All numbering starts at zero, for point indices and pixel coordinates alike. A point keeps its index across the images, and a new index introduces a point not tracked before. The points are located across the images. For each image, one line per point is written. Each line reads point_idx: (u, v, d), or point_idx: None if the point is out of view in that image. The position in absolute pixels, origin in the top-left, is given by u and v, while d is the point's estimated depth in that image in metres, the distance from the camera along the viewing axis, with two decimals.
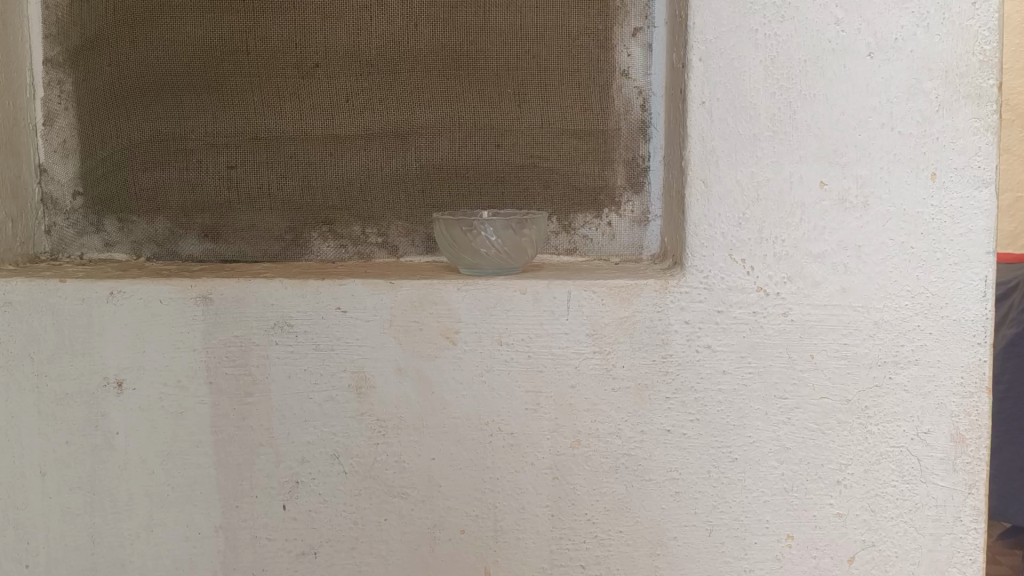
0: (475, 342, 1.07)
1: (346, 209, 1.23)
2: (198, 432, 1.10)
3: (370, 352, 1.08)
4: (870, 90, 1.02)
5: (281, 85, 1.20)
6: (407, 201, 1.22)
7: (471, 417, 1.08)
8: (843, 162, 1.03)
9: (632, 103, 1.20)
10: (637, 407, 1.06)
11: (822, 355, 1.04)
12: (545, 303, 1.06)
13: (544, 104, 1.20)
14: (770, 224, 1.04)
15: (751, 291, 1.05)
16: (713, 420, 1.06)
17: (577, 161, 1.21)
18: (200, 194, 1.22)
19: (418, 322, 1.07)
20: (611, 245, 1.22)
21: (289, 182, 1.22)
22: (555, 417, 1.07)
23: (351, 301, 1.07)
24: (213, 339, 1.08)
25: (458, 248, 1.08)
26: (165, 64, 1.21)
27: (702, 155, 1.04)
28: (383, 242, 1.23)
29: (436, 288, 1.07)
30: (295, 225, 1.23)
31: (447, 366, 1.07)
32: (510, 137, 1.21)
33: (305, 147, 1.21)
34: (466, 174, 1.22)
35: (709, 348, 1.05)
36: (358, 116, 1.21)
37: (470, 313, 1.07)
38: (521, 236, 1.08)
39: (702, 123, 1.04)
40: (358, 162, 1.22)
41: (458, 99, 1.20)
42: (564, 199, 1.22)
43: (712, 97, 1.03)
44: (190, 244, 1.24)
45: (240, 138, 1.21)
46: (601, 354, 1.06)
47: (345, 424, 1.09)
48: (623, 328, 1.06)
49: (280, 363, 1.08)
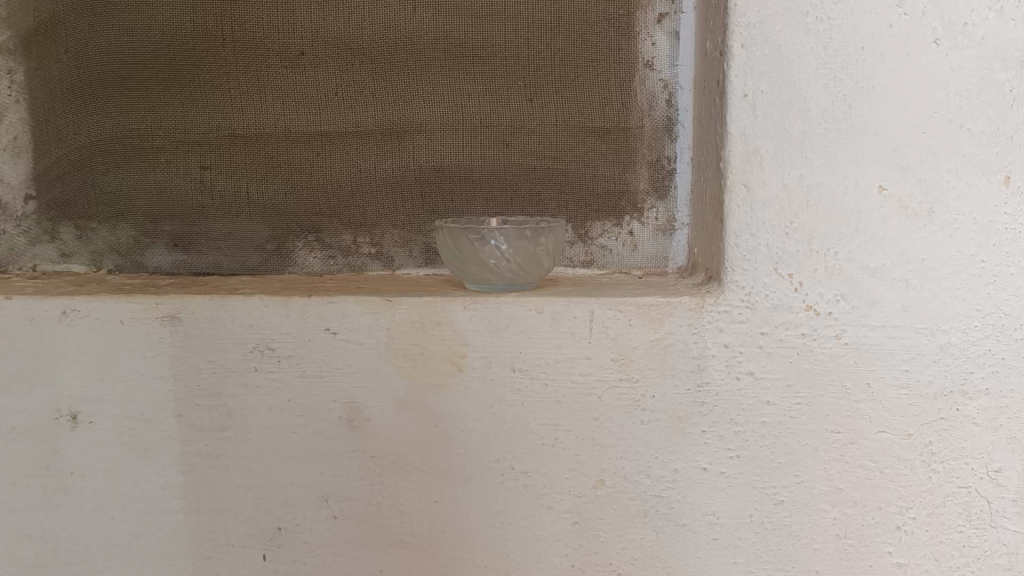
0: (485, 369, 0.94)
1: (335, 215, 1.09)
2: (165, 472, 0.96)
3: (364, 380, 0.94)
4: (935, 82, 0.90)
5: (261, 75, 1.07)
6: (404, 206, 1.09)
7: (479, 454, 0.95)
8: (904, 164, 0.90)
9: (658, 97, 1.07)
10: (670, 443, 0.94)
11: (879, 384, 0.92)
12: (564, 323, 0.93)
13: (558, 98, 1.07)
14: (821, 234, 0.91)
15: (799, 311, 0.92)
16: (756, 458, 0.94)
17: (595, 163, 1.08)
18: (169, 198, 1.08)
19: (418, 346, 0.93)
20: (632, 257, 1.09)
21: (269, 185, 1.08)
22: (576, 453, 0.94)
23: (342, 321, 0.94)
24: (182, 365, 0.94)
25: (464, 260, 0.95)
26: (127, 52, 1.07)
27: (745, 156, 0.91)
28: (376, 253, 1.10)
29: (439, 307, 0.93)
30: (277, 234, 1.09)
31: (452, 396, 0.94)
32: (520, 135, 1.07)
33: (288, 146, 1.07)
34: (470, 176, 1.08)
35: (752, 375, 0.93)
36: (349, 110, 1.07)
37: (479, 335, 0.93)
38: (537, 246, 0.94)
39: (744, 119, 0.91)
40: (348, 164, 1.08)
41: (461, 92, 1.07)
42: (581, 205, 1.08)
43: (757, 89, 0.90)
44: (157, 254, 1.09)
45: (214, 135, 1.07)
46: (629, 383, 0.93)
47: (335, 462, 0.95)
48: (654, 353, 0.93)
49: (260, 393, 0.94)
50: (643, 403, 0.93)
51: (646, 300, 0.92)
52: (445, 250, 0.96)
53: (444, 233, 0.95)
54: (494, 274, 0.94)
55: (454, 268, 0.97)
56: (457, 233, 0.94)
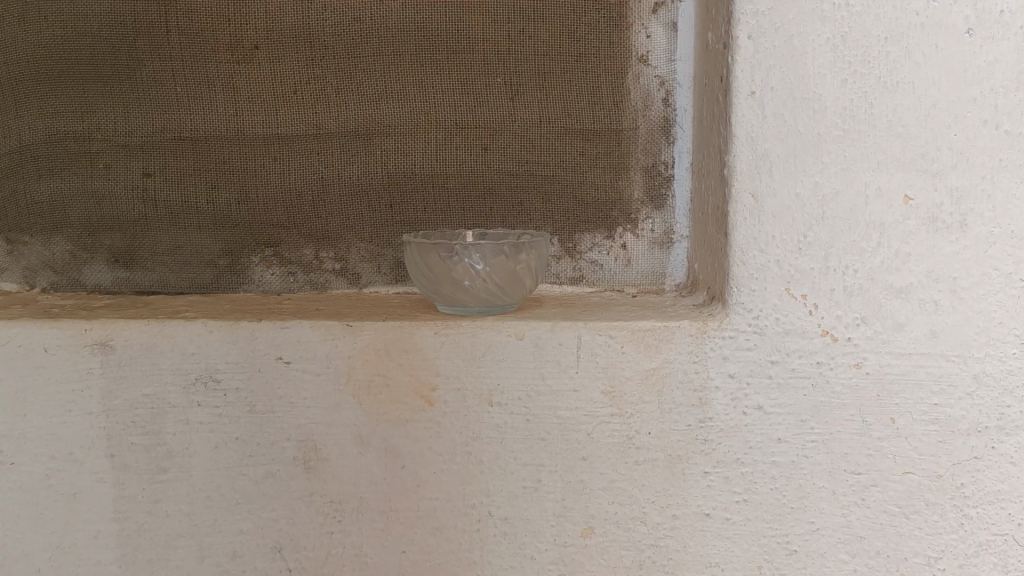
0: (459, 403, 0.83)
1: (294, 227, 0.98)
2: (97, 520, 0.84)
3: (322, 416, 0.83)
4: (968, 78, 0.79)
5: (211, 72, 0.96)
6: (371, 217, 0.97)
7: (453, 499, 0.84)
8: (933, 170, 0.80)
9: (654, 96, 0.96)
10: (668, 486, 0.83)
11: (904, 420, 0.82)
12: (548, 351, 0.82)
13: (542, 97, 0.96)
14: (838, 250, 0.81)
15: (814, 337, 0.81)
16: (765, 503, 0.83)
17: (584, 169, 0.97)
18: (108, 209, 0.97)
19: (383, 377, 0.82)
20: (625, 273, 0.99)
21: (221, 194, 0.97)
22: (562, 498, 0.83)
23: (297, 349, 0.82)
24: (115, 399, 0.83)
25: (435, 279, 0.84)
26: (60, 45, 0.95)
27: (752, 160, 0.80)
28: (341, 269, 0.99)
29: (406, 332, 0.82)
30: (230, 249, 0.98)
31: (422, 434, 0.83)
32: (500, 139, 0.96)
33: (242, 151, 0.96)
34: (445, 184, 0.97)
35: (760, 409, 0.82)
36: (309, 111, 0.96)
37: (452, 365, 0.82)
38: (517, 263, 0.83)
39: (751, 119, 0.80)
40: (309, 170, 0.97)
41: (434, 91, 0.96)
42: (568, 216, 0.98)
43: (765, 84, 0.79)
44: (97, 271, 0.98)
45: (159, 138, 0.96)
46: (621, 418, 0.82)
47: (289, 509, 0.84)
48: (649, 385, 0.82)
49: (203, 430, 0.83)
50: (638, 440, 0.82)
51: (640, 324, 0.81)
52: (413, 268, 0.85)
53: (413, 249, 0.84)
54: (467, 296, 0.83)
55: (423, 288, 0.86)
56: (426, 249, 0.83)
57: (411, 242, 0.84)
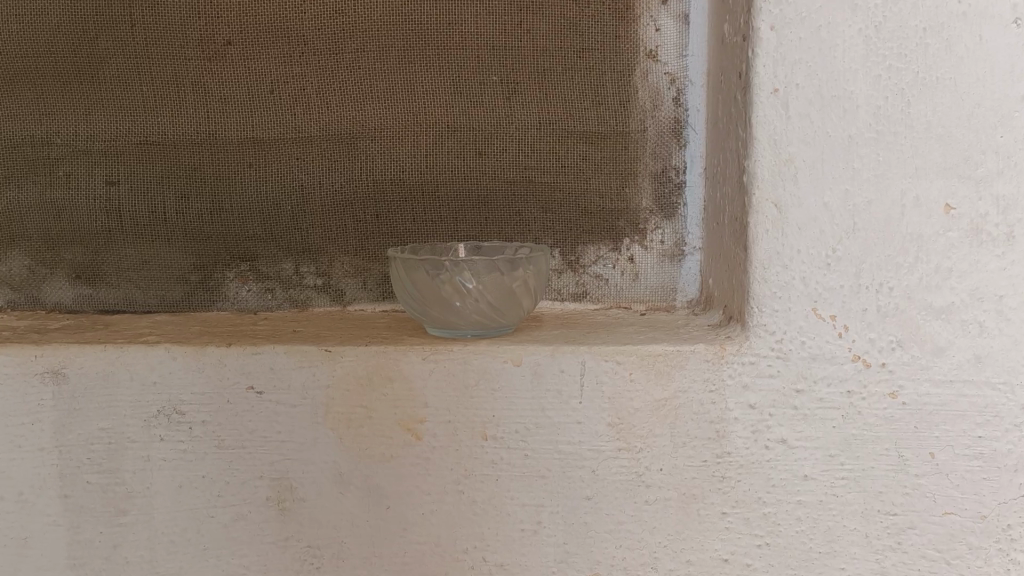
0: (449, 437, 0.74)
1: (272, 240, 0.90)
2: (52, 566, 0.77)
3: (297, 451, 0.75)
4: (1017, 73, 0.70)
5: (179, 71, 0.88)
6: (355, 229, 0.89)
7: (444, 542, 0.76)
8: (978, 176, 0.71)
9: (663, 94, 0.88)
10: (682, 528, 0.75)
11: (945, 454, 0.73)
12: (548, 379, 0.74)
13: (542, 96, 0.88)
14: (871, 266, 0.72)
15: (844, 363, 0.73)
16: (790, 546, 0.75)
17: (588, 175, 0.88)
18: (68, 220, 0.89)
19: (365, 408, 0.74)
20: (632, 289, 0.90)
21: (191, 204, 0.89)
22: (564, 541, 0.76)
23: (269, 378, 0.74)
24: (69, 434, 0.75)
25: (423, 300, 0.75)
26: (14, 41, 0.87)
27: (774, 167, 0.72)
28: (323, 285, 0.91)
29: (391, 358, 0.74)
30: (202, 263, 0.90)
31: (409, 471, 0.75)
32: (495, 142, 0.88)
33: (214, 156, 0.88)
34: (436, 192, 0.88)
35: (784, 443, 0.74)
36: (288, 112, 0.88)
37: (441, 395, 0.74)
38: (513, 280, 0.75)
39: (774, 120, 0.72)
40: (287, 177, 0.88)
41: (424, 90, 0.88)
42: (570, 226, 0.89)
43: (789, 81, 0.71)
44: (57, 288, 0.90)
45: (124, 143, 0.88)
46: (629, 453, 0.74)
47: (263, 553, 0.77)
48: (660, 416, 0.74)
49: (167, 467, 0.75)
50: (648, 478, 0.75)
51: (650, 349, 0.73)
52: (399, 287, 0.77)
53: (399, 266, 0.76)
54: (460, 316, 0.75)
55: (412, 309, 0.78)
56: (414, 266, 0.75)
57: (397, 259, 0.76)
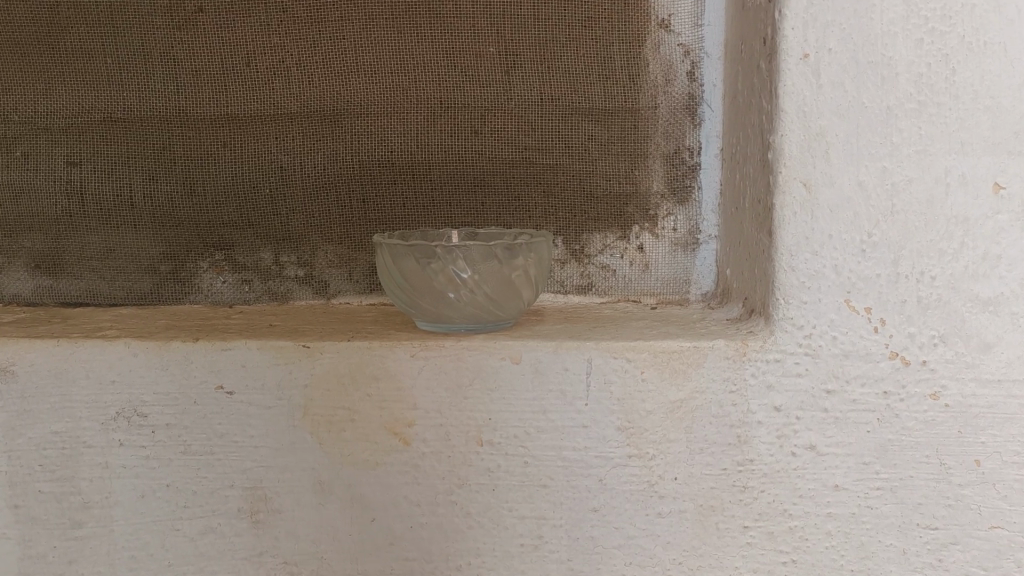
0: (440, 442, 0.67)
1: (249, 227, 0.82)
2: None
3: (271, 459, 0.67)
4: None
5: (148, 41, 0.80)
6: (339, 214, 0.82)
7: (435, 559, 0.68)
8: None
9: (676, 69, 0.81)
10: (698, 543, 0.68)
11: (993, 463, 0.66)
12: (550, 378, 0.66)
13: (543, 69, 0.80)
14: (911, 251, 0.65)
15: (880, 360, 0.66)
16: (818, 564, 0.68)
17: (593, 156, 0.81)
18: (28, 204, 0.82)
19: (347, 410, 0.67)
20: (641, 281, 0.83)
21: (161, 187, 0.81)
22: (568, 558, 0.68)
23: (241, 376, 0.67)
24: (19, 438, 0.68)
25: (412, 292, 0.68)
26: None
27: (804, 141, 0.66)
28: (305, 276, 0.83)
29: (376, 355, 0.67)
30: (172, 251, 0.82)
31: (395, 480, 0.67)
32: (493, 120, 0.80)
33: (186, 135, 0.81)
34: (428, 174, 0.81)
35: (812, 449, 0.66)
36: (267, 87, 0.81)
37: (431, 396, 0.67)
38: (511, 269, 0.67)
39: (804, 89, 0.65)
40: (266, 158, 0.81)
41: (414, 62, 0.80)
42: (574, 212, 0.82)
43: (821, 45, 0.65)
44: (15, 278, 0.83)
45: (88, 120, 0.81)
46: (640, 460, 0.67)
47: (235, 571, 0.69)
48: (675, 419, 0.66)
49: (128, 474, 0.68)
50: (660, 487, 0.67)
51: (664, 344, 0.66)
52: (386, 278, 0.69)
53: (386, 254, 0.68)
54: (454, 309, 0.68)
55: (400, 303, 0.70)
56: (403, 253, 0.67)
57: (384, 245, 0.68)
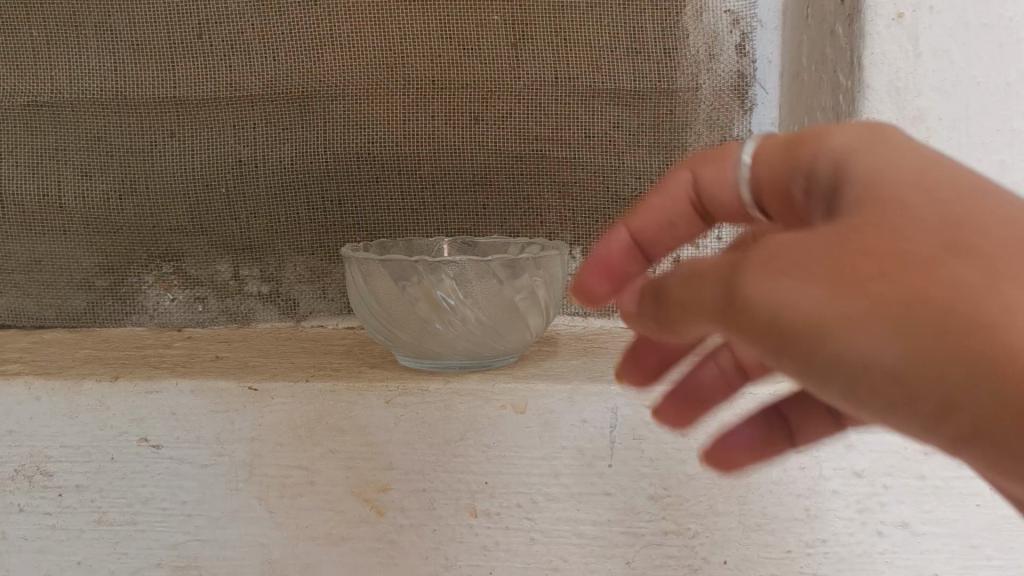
0: (422, 512, 0.52)
1: (202, 233, 0.68)
2: None
3: (208, 530, 0.53)
4: None
5: (79, 9, 0.66)
6: (310, 218, 0.67)
7: None
8: None
9: (722, 40, 0.65)
10: None
11: None
12: (563, 432, 0.52)
13: (558, 41, 0.65)
14: None
15: None
16: None
17: (621, 148, 0.66)
18: None
19: (305, 470, 0.53)
20: None
21: (96, 184, 0.68)
22: None
23: (170, 426, 0.53)
24: None
25: (390, 319, 0.53)
26: None
27: (898, 127, 0.51)
28: (270, 294, 0.68)
29: (342, 402, 0.52)
30: (110, 263, 0.68)
31: (365, 559, 0.53)
32: (497, 104, 0.66)
33: (126, 123, 0.67)
34: (417, 170, 0.66)
35: (905, 528, 0.51)
36: (222, 64, 0.66)
37: (412, 453, 0.52)
38: (515, 291, 0.53)
39: (897, 59, 0.51)
40: (222, 151, 0.67)
41: (401, 33, 0.65)
42: (596, 216, 0.67)
43: (920, 2, 0.50)
44: None
45: (8, 105, 0.67)
46: (679, 538, 0.52)
47: None
48: (726, 487, 0.51)
49: (29, 549, 0.54)
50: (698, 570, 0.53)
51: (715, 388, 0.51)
52: (359, 302, 0.55)
53: (357, 272, 0.54)
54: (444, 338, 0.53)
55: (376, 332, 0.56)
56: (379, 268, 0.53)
57: (354, 260, 0.54)
